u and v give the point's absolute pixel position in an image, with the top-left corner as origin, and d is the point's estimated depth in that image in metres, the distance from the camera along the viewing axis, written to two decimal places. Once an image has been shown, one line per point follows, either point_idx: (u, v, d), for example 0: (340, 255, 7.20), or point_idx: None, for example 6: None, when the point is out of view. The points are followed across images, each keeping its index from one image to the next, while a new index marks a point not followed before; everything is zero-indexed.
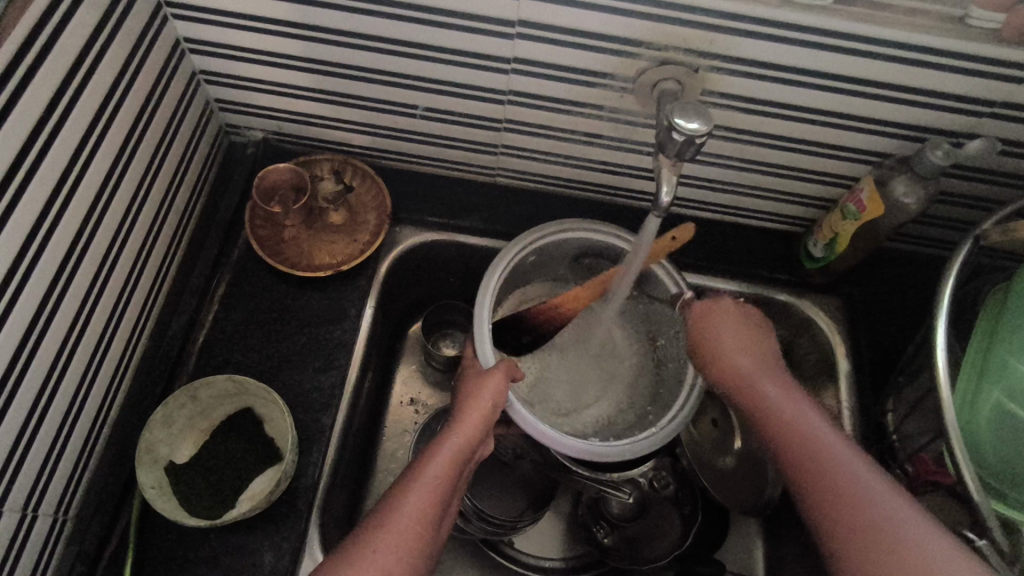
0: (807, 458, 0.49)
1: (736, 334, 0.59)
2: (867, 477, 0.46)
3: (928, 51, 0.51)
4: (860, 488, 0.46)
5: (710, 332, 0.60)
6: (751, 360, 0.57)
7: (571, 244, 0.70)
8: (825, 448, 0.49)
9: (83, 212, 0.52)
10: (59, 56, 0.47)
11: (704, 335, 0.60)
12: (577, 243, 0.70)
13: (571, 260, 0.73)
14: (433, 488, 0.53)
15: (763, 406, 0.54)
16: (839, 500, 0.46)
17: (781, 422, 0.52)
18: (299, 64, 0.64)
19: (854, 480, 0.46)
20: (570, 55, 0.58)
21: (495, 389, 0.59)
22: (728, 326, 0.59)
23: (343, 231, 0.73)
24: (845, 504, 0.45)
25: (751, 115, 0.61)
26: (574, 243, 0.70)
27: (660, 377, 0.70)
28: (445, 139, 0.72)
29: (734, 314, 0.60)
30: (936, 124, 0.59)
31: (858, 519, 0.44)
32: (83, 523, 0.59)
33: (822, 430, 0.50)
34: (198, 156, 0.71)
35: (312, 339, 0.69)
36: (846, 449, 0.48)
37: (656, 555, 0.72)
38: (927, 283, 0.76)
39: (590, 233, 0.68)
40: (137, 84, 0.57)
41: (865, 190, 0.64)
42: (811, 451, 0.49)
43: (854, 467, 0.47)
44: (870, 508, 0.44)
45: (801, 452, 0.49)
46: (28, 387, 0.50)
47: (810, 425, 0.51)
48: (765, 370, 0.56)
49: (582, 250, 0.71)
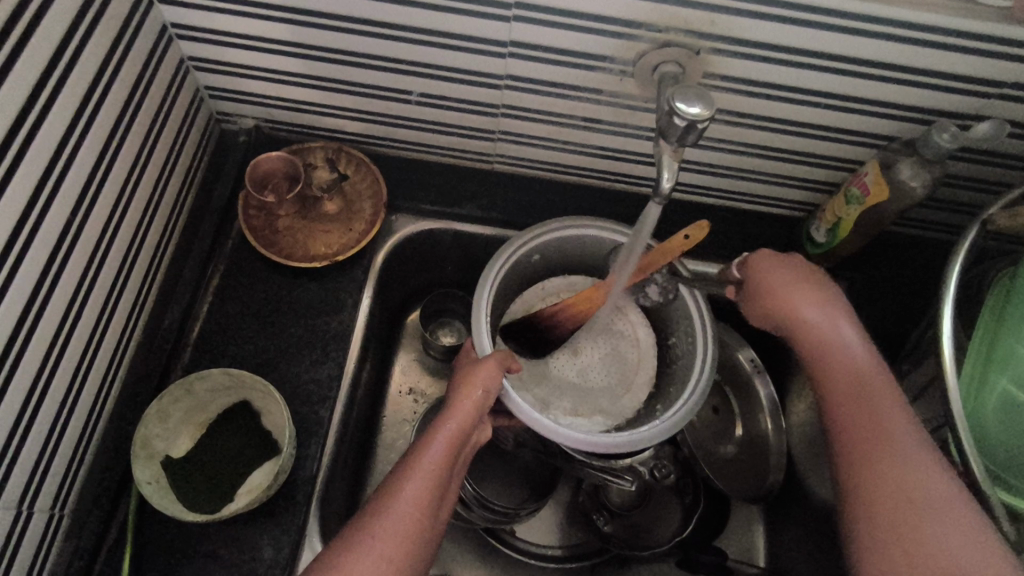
0: (864, 438, 0.50)
1: (807, 291, 0.57)
2: (920, 467, 0.48)
3: (937, 30, 0.50)
4: (904, 476, 0.48)
5: (779, 294, 0.57)
6: (825, 321, 0.56)
7: (577, 242, 0.68)
8: (885, 432, 0.50)
9: (71, 204, 0.51)
10: (39, 44, 0.45)
11: (769, 296, 0.57)
12: (582, 241, 0.68)
13: (576, 258, 0.71)
14: (428, 477, 0.52)
15: (836, 377, 0.54)
16: (879, 481, 0.49)
17: (850, 395, 0.53)
18: (290, 49, 0.62)
19: (905, 469, 0.48)
20: (569, 38, 0.56)
21: (488, 375, 0.57)
22: (800, 284, 0.57)
23: (337, 220, 0.72)
24: (884, 487, 0.48)
25: (754, 98, 0.59)
26: (580, 239, 0.68)
27: (671, 375, 0.68)
28: (440, 125, 0.70)
29: (800, 269, 0.58)
30: (944, 106, 0.57)
31: (891, 502, 0.48)
32: (80, 519, 0.58)
33: (887, 410, 0.51)
34: (189, 145, 0.69)
35: (308, 330, 0.68)
36: (907, 434, 0.49)
37: (656, 543, 0.72)
38: (933, 269, 0.75)
39: (598, 229, 0.67)
40: (123, 71, 0.55)
41: (871, 174, 0.62)
42: (870, 430, 0.50)
43: (911, 457, 0.48)
44: (906, 494, 0.47)
45: (861, 429, 0.51)
46: (19, 384, 0.49)
47: (877, 403, 0.51)
48: (844, 334, 0.55)
49: (588, 249, 0.69)
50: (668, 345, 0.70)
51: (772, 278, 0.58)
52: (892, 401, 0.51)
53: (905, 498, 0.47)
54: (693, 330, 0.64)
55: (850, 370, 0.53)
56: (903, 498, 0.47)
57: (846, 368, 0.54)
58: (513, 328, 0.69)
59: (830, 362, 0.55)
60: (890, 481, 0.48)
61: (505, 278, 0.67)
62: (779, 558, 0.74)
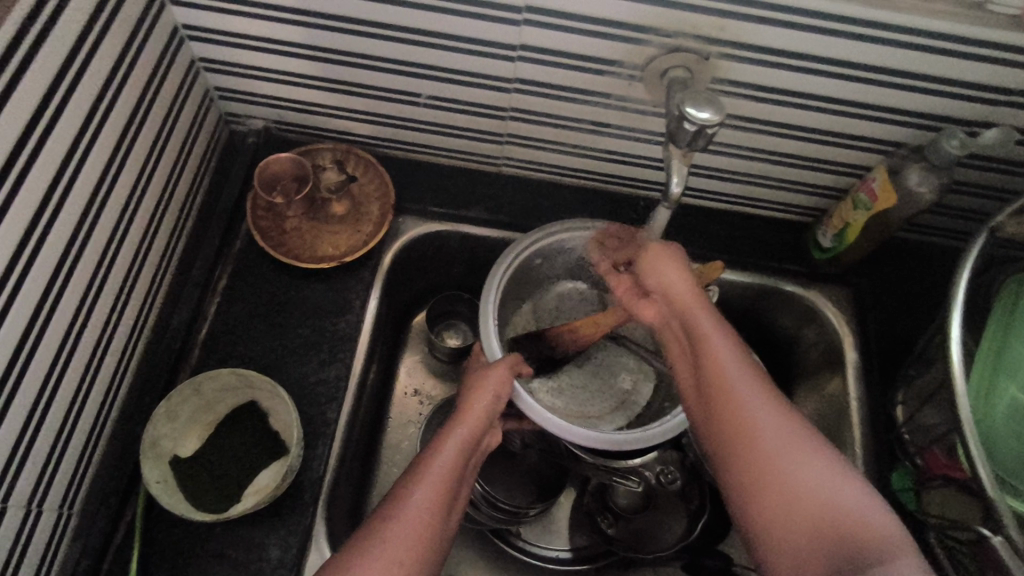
0: (731, 438, 0.45)
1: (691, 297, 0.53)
2: (800, 456, 0.43)
3: (945, 37, 0.50)
4: (792, 470, 0.43)
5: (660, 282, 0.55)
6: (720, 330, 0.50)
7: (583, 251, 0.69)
8: (752, 444, 0.44)
9: (82, 204, 0.51)
10: (54, 46, 0.45)
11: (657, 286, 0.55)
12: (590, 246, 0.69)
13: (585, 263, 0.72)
14: (440, 479, 0.52)
15: (713, 385, 0.48)
16: (771, 468, 0.43)
17: (728, 404, 0.46)
18: (300, 51, 0.63)
19: (788, 468, 0.43)
20: (578, 42, 0.56)
21: (500, 381, 0.58)
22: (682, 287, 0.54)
23: (345, 221, 0.72)
24: (772, 487, 0.43)
25: (763, 103, 0.59)
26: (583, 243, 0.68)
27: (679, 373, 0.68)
28: (449, 128, 0.71)
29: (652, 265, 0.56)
30: (952, 112, 0.58)
31: (791, 512, 0.42)
32: (87, 519, 0.58)
33: (765, 406, 0.45)
34: (198, 146, 0.69)
35: (316, 331, 0.68)
36: (785, 422, 0.45)
37: (661, 547, 0.73)
38: (940, 274, 0.75)
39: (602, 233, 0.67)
40: (135, 72, 0.55)
41: (877, 179, 0.63)
42: (748, 428, 0.45)
43: (794, 457, 0.43)
44: (808, 493, 0.42)
45: (719, 420, 0.46)
46: (30, 383, 0.49)
47: (749, 400, 0.46)
48: (726, 341, 0.49)
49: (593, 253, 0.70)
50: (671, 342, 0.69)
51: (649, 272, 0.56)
52: (769, 401, 0.46)
53: (809, 499, 0.41)
54: None
55: (724, 370, 0.48)
56: (801, 496, 0.42)
57: (722, 371, 0.48)
58: (527, 342, 0.68)
59: (707, 367, 0.48)
60: (763, 472, 0.43)
61: (508, 282, 0.67)
62: None
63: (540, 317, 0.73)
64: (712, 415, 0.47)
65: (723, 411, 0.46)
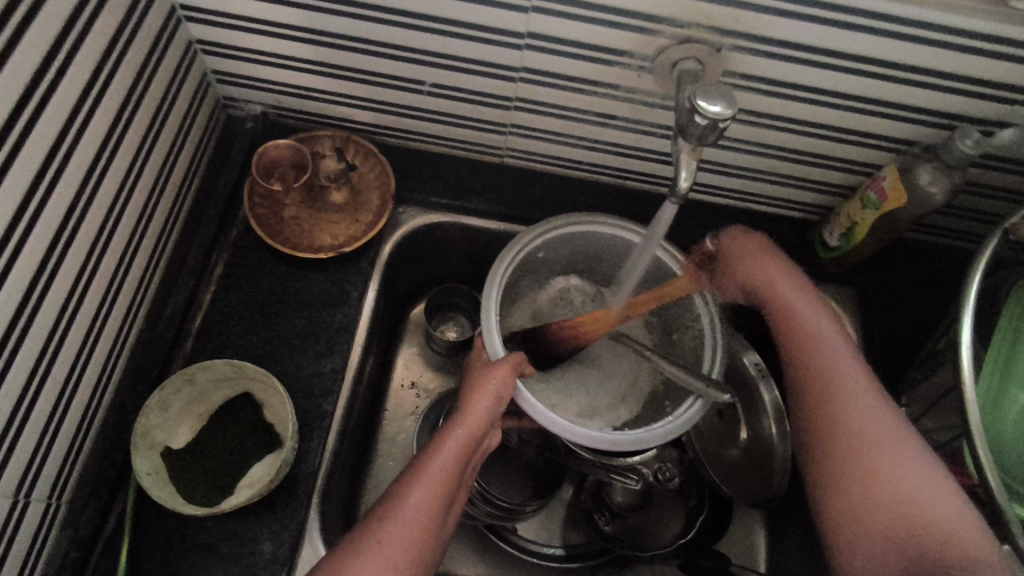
0: (832, 429, 0.53)
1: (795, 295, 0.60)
2: (893, 450, 0.50)
3: (966, 33, 0.49)
4: (889, 476, 0.49)
5: (752, 270, 0.62)
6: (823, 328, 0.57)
7: (585, 243, 0.68)
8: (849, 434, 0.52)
9: (77, 183, 0.50)
10: (48, 19, 0.44)
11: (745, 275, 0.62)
12: (596, 240, 0.67)
13: (589, 258, 0.70)
14: (437, 482, 0.51)
15: (817, 380, 0.55)
16: (862, 468, 0.50)
17: (835, 411, 0.53)
18: (301, 35, 0.61)
19: (879, 454, 0.50)
20: (588, 31, 0.55)
21: (501, 380, 0.56)
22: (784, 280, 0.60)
23: (345, 210, 0.71)
24: (860, 476, 0.50)
25: (775, 98, 0.58)
26: (590, 236, 0.67)
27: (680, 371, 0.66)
28: (453, 117, 0.69)
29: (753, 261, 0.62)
30: (968, 111, 0.56)
31: (875, 498, 0.49)
32: (76, 509, 0.57)
33: (873, 418, 0.52)
34: (194, 130, 0.68)
35: (312, 322, 0.67)
36: (883, 426, 0.52)
37: (657, 545, 0.72)
38: (950, 278, 0.74)
39: (608, 227, 0.65)
40: (132, 49, 0.54)
41: (888, 178, 0.61)
42: (851, 436, 0.52)
43: (888, 447, 0.50)
44: (895, 485, 0.49)
45: (821, 412, 0.54)
46: (19, 369, 0.48)
47: (860, 411, 0.52)
48: (831, 339, 0.57)
49: (599, 246, 0.68)
50: (673, 340, 0.68)
51: (740, 264, 0.63)
52: (871, 395, 0.53)
53: (896, 503, 0.48)
54: (703, 321, 0.62)
55: (836, 382, 0.55)
56: (891, 499, 0.49)
57: (829, 373, 0.55)
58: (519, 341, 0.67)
59: (811, 367, 0.56)
60: (856, 461, 0.51)
61: (510, 275, 0.65)
62: (780, 560, 0.73)
63: (540, 312, 0.72)
64: (812, 405, 0.55)
65: (823, 404, 0.54)
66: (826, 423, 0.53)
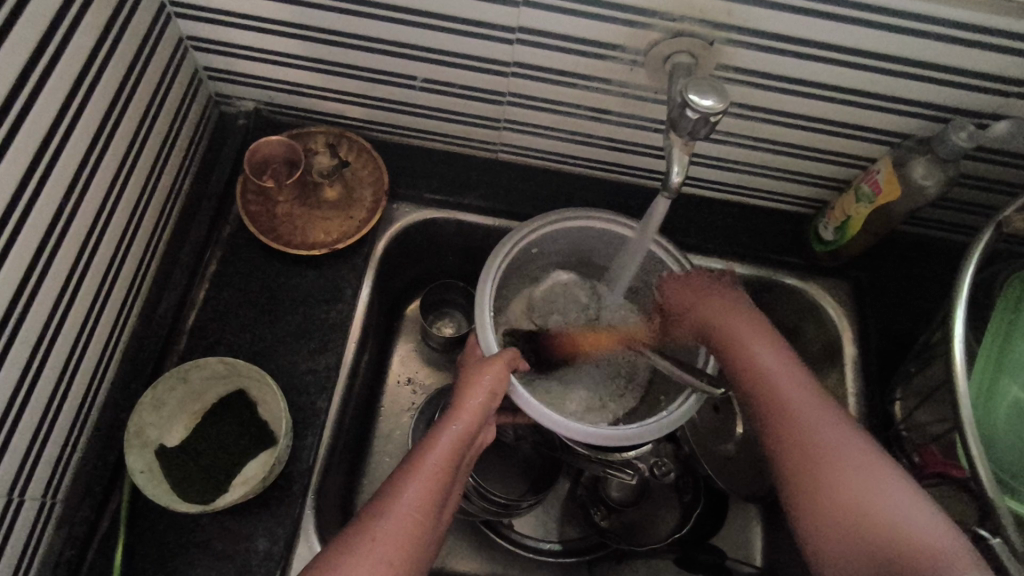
0: (792, 455, 0.48)
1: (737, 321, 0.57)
2: (854, 466, 0.45)
3: (959, 25, 0.48)
4: (855, 485, 0.44)
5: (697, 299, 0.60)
6: (768, 349, 0.54)
7: (580, 239, 0.68)
8: (808, 456, 0.47)
9: (66, 180, 0.50)
10: (34, 15, 0.43)
11: (693, 304, 0.60)
12: (590, 235, 0.67)
13: (584, 253, 0.70)
14: (432, 478, 0.51)
15: (768, 403, 0.51)
16: (825, 489, 0.45)
17: (789, 424, 0.49)
18: (291, 31, 0.61)
19: (839, 473, 0.45)
20: (580, 25, 0.54)
21: (495, 377, 0.57)
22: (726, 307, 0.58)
23: (338, 207, 0.70)
24: (825, 499, 0.45)
25: (768, 92, 0.58)
26: (584, 231, 0.66)
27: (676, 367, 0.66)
28: (446, 112, 0.69)
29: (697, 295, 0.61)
30: (962, 104, 0.56)
31: (845, 522, 0.44)
32: (71, 507, 0.57)
33: (828, 431, 0.48)
34: (187, 127, 0.67)
35: (307, 319, 0.67)
36: (841, 443, 0.47)
37: (652, 539, 0.72)
38: (945, 271, 0.74)
39: (602, 222, 0.65)
40: (121, 45, 0.53)
41: (882, 172, 0.61)
42: (810, 458, 0.47)
43: (849, 462, 0.46)
44: (863, 505, 0.44)
45: (777, 438, 0.49)
46: (11, 368, 0.48)
47: (815, 430, 0.48)
48: (777, 359, 0.53)
49: (593, 241, 0.68)
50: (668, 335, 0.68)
51: (684, 295, 0.61)
52: (824, 412, 0.49)
53: (871, 525, 0.43)
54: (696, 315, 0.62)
55: (786, 402, 0.50)
56: (859, 511, 0.44)
57: (778, 394, 0.51)
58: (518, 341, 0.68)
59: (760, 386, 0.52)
60: (819, 485, 0.46)
61: (504, 272, 0.65)
62: (777, 554, 0.73)
63: (536, 308, 0.72)
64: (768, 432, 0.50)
65: (778, 428, 0.50)
66: (783, 450, 0.49)
